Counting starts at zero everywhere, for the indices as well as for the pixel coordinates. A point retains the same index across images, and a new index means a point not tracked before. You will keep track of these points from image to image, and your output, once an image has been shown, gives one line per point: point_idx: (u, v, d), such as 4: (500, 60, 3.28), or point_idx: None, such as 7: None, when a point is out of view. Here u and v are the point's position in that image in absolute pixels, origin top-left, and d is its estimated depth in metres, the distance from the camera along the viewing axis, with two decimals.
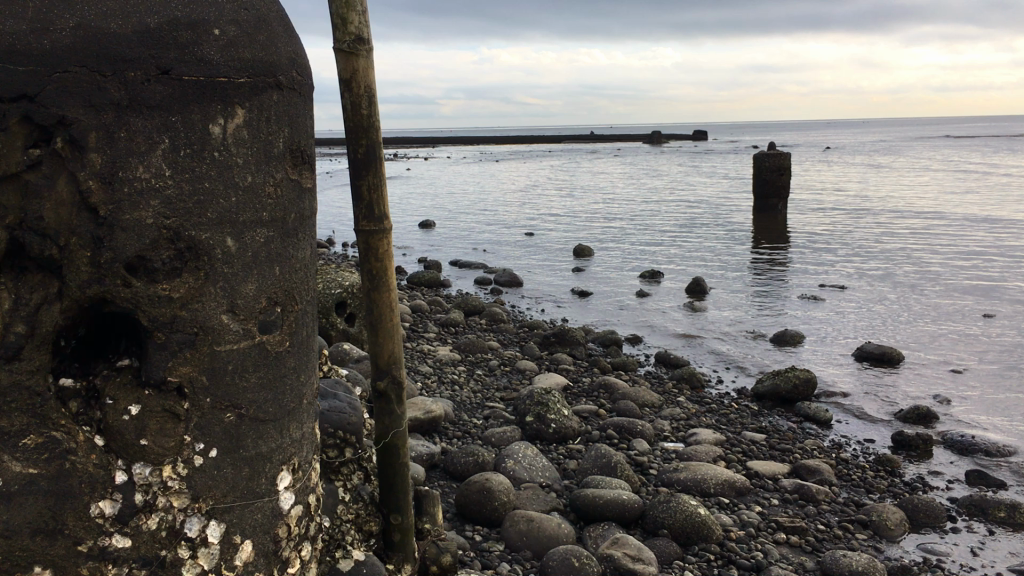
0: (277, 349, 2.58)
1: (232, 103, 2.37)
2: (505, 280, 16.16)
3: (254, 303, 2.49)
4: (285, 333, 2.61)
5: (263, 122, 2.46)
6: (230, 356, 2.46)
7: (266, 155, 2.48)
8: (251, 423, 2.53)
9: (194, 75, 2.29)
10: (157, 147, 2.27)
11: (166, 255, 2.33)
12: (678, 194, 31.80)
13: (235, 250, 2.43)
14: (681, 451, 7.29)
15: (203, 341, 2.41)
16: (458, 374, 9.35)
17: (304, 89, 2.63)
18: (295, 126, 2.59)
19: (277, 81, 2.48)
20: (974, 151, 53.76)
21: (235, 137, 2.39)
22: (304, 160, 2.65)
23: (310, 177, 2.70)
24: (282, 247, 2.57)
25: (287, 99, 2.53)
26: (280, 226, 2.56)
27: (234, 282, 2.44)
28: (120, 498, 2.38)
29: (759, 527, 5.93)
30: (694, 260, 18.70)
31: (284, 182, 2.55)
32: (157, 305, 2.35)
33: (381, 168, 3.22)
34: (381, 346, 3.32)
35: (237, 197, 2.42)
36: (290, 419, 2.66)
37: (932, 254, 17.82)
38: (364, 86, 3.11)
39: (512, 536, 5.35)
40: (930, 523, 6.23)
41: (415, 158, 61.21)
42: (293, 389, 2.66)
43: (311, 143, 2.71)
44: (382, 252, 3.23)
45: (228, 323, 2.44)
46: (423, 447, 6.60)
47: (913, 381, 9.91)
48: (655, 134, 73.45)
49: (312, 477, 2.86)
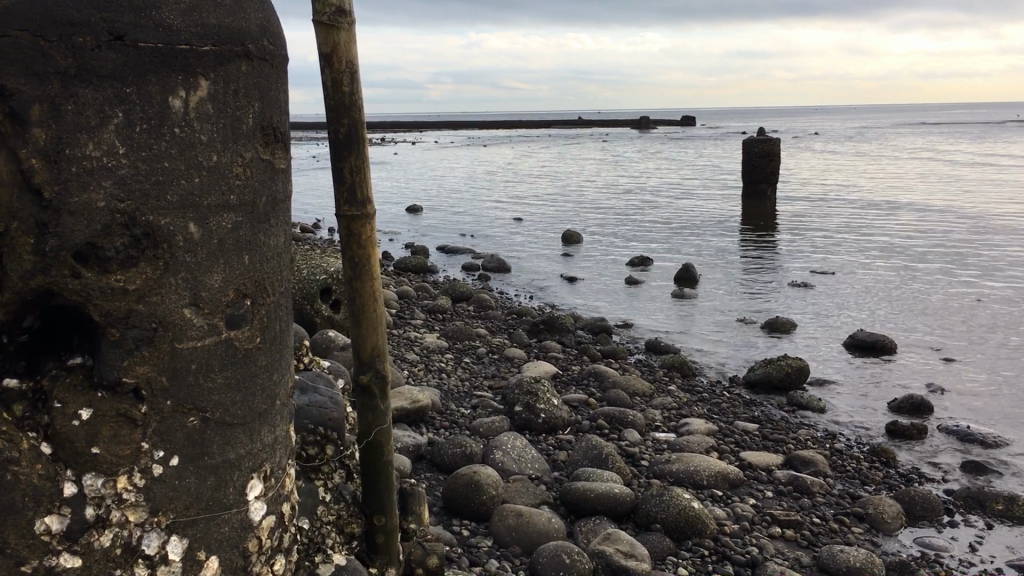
0: (247, 347, 2.40)
1: (194, 74, 2.17)
2: (493, 266, 16.00)
3: (220, 296, 2.31)
4: (255, 329, 2.42)
5: (229, 95, 2.26)
6: (193, 355, 2.28)
7: (234, 132, 2.29)
8: (216, 428, 2.35)
9: (152, 41, 2.10)
10: (109, 122, 2.08)
11: (120, 242, 2.13)
12: (666, 180, 31.67)
13: (198, 237, 2.24)
14: (672, 442, 7.14)
15: (163, 337, 2.22)
16: (445, 363, 9.18)
17: (277, 60, 2.44)
18: (268, 99, 2.40)
19: (245, 50, 2.28)
20: (962, 138, 53.77)
21: (198, 111, 2.20)
22: (276, 138, 2.45)
23: (284, 157, 2.50)
24: (252, 235, 2.39)
25: (256, 70, 2.33)
26: (250, 211, 2.37)
27: (198, 274, 2.26)
28: (69, 513, 2.19)
29: (753, 521, 5.78)
30: (683, 246, 18.58)
31: (255, 162, 2.36)
32: (109, 297, 2.15)
33: (364, 149, 3.03)
34: (364, 337, 3.13)
35: (200, 178, 2.23)
36: (260, 423, 2.48)
37: (922, 241, 17.74)
38: (346, 62, 2.90)
39: (500, 530, 5.20)
40: (927, 516, 6.11)
41: (401, 143, 60.87)
42: (264, 390, 2.48)
43: (284, 121, 2.51)
44: (364, 237, 3.04)
45: (191, 317, 2.26)
46: (409, 438, 6.44)
47: (906, 369, 9.80)
48: (643, 118, 73.20)
49: (286, 484, 2.67)
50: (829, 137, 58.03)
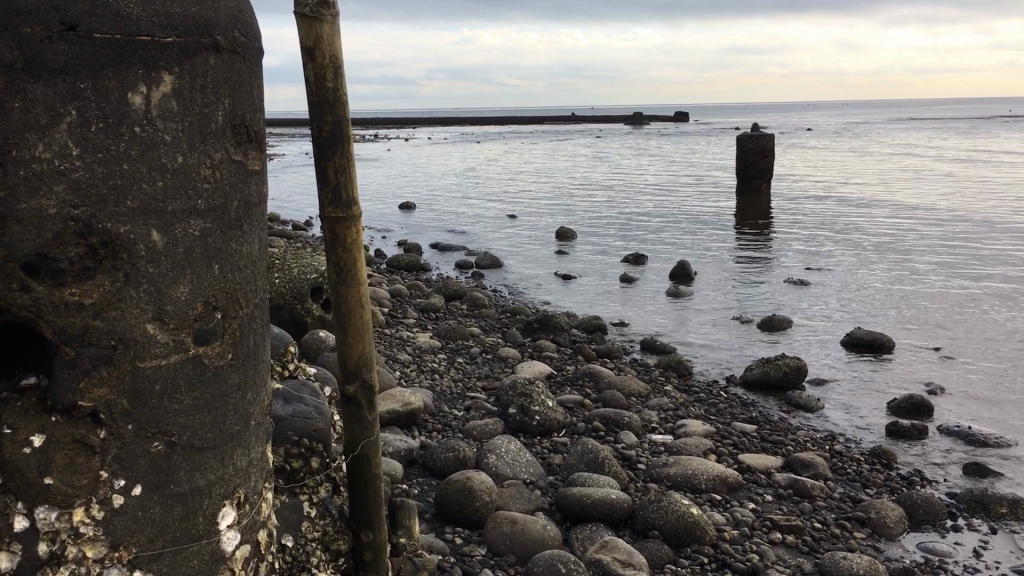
0: (217, 364, 2.26)
1: (157, 68, 2.02)
2: (486, 263, 15.86)
3: (187, 309, 2.16)
4: (226, 344, 2.28)
5: (196, 90, 2.11)
6: (157, 374, 2.13)
7: (202, 133, 2.14)
8: (184, 452, 2.20)
9: (109, 32, 1.95)
10: (62, 120, 1.93)
11: (74, 253, 1.99)
12: (660, 176, 31.54)
13: (162, 246, 2.09)
14: (669, 445, 7.01)
15: (123, 355, 2.08)
16: (437, 364, 9.03)
17: (251, 53, 2.29)
18: (240, 94, 2.25)
19: (214, 42, 2.14)
20: (955, 133, 53.73)
21: (160, 109, 2.05)
22: (249, 137, 2.31)
23: (257, 159, 2.36)
24: (224, 243, 2.24)
25: (227, 63, 2.19)
26: (220, 217, 2.22)
27: (163, 286, 2.11)
28: (20, 549, 2.10)
29: (753, 526, 5.66)
30: (678, 243, 18.46)
31: (224, 163, 2.21)
32: (63, 312, 2.01)
33: (349, 148, 2.88)
34: (350, 345, 2.98)
35: (164, 181, 2.08)
36: (233, 446, 2.33)
37: (917, 238, 17.65)
38: (329, 56, 2.75)
39: (494, 539, 5.07)
40: (929, 520, 5.99)
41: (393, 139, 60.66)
42: (237, 410, 2.33)
43: (258, 120, 2.36)
44: (350, 241, 2.89)
45: (155, 333, 2.11)
46: (400, 442, 6.30)
47: (905, 368, 9.68)
48: (637, 114, 73.09)
49: (263, 510, 2.53)
50: (823, 133, 57.96)
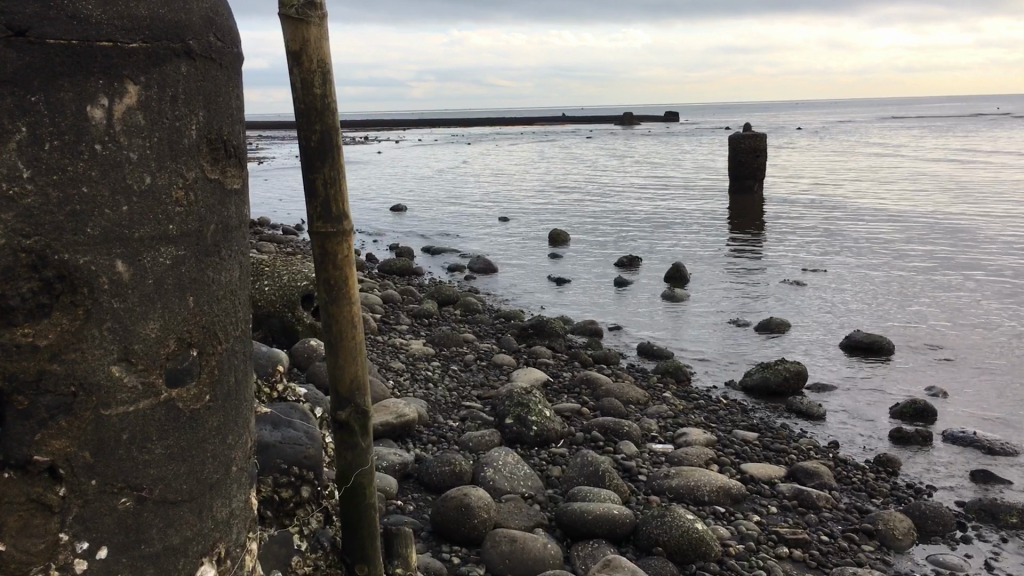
0: (193, 407, 2.07)
1: (121, 78, 1.84)
2: (479, 267, 15.69)
3: (157, 347, 1.97)
4: (203, 384, 2.10)
5: (166, 101, 1.94)
6: (124, 421, 1.93)
7: (172, 150, 1.96)
8: (156, 506, 2.01)
9: (63, 38, 1.76)
10: (10, 140, 1.73)
11: (26, 288, 1.80)
12: (652, 177, 31.43)
13: (128, 278, 1.90)
14: (670, 454, 6.84)
15: (84, 402, 1.87)
16: (431, 372, 8.86)
17: (227, 61, 2.12)
18: (215, 103, 2.08)
19: (185, 47, 1.96)
20: (945, 132, 53.85)
21: (124, 123, 1.86)
22: (227, 152, 2.14)
23: (237, 177, 2.19)
24: (198, 273, 2.06)
25: (200, 71, 2.01)
26: (195, 242, 2.04)
27: (130, 322, 1.92)
28: None
29: (759, 540, 5.50)
30: (671, 245, 18.32)
31: (199, 182, 2.04)
32: (16, 357, 1.81)
33: (339, 159, 2.70)
34: (342, 369, 2.78)
35: (131, 207, 1.89)
36: (210, 495, 2.14)
37: (912, 238, 17.56)
38: (318, 61, 2.58)
39: (494, 558, 4.90)
40: (938, 531, 5.84)
41: (384, 141, 60.57)
42: (216, 454, 2.15)
43: (235, 134, 2.19)
44: (341, 257, 2.71)
45: (122, 376, 1.91)
46: (395, 455, 6.13)
47: (906, 371, 9.54)
48: (627, 113, 73.10)
49: (245, 563, 2.34)
50: (814, 132, 58.07)
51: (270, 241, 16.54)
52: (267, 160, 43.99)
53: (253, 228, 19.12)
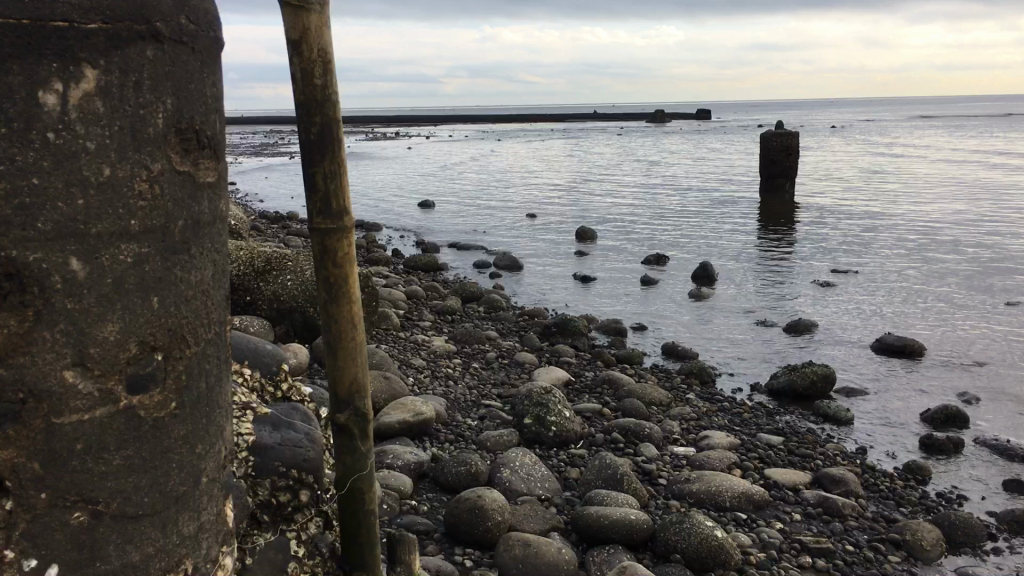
0: (157, 416, 1.91)
1: (79, 61, 1.70)
2: (505, 263, 15.57)
3: (117, 351, 1.83)
4: (170, 390, 1.94)
5: (129, 87, 1.79)
6: (75, 430, 1.78)
7: (136, 140, 1.82)
8: (113, 522, 1.86)
9: (11, 16, 1.62)
10: None
11: None
12: (681, 175, 31.20)
13: (83, 277, 1.76)
14: (692, 458, 6.71)
15: (33, 410, 1.73)
16: (452, 369, 8.79)
17: (200, 44, 1.96)
18: (185, 89, 1.92)
19: (151, 30, 1.81)
20: (981, 132, 53.14)
21: (81, 110, 1.72)
22: (200, 142, 1.98)
23: (212, 170, 2.03)
24: (164, 272, 1.90)
25: (169, 54, 1.86)
26: (160, 239, 1.88)
27: (86, 326, 1.77)
28: None
29: (782, 549, 5.36)
30: (700, 244, 18.13)
31: (166, 175, 1.88)
32: None
33: (340, 154, 2.59)
34: (341, 370, 2.66)
35: (87, 199, 1.75)
36: (177, 509, 1.99)
37: (946, 240, 17.25)
38: (317, 49, 2.46)
39: (506, 562, 4.80)
40: (968, 543, 5.66)
41: (414, 137, 60.73)
42: (183, 467, 1.99)
43: (210, 124, 2.03)
44: (341, 255, 2.59)
45: (75, 381, 1.77)
46: (410, 454, 6.06)
47: (938, 375, 9.32)
48: (659, 111, 72.77)
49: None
50: (850, 131, 57.51)
51: (297, 236, 16.61)
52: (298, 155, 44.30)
53: (281, 222, 19.20)
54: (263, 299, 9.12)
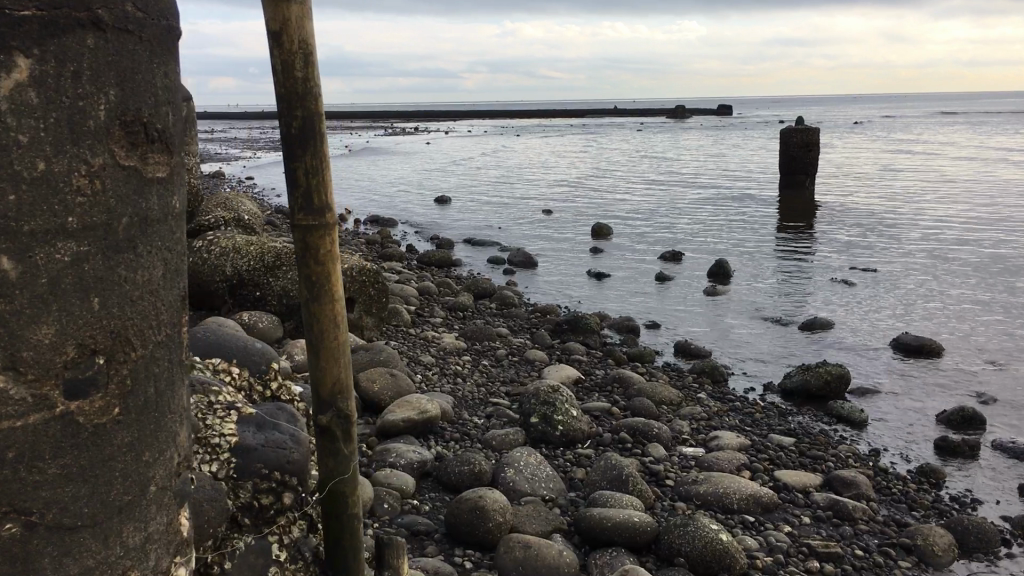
0: (98, 419, 1.73)
1: (9, 50, 1.55)
2: (519, 260, 15.49)
3: (51, 353, 1.66)
4: (114, 393, 1.77)
5: (65, 78, 1.64)
6: (7, 436, 1.60)
7: (75, 133, 1.66)
8: (48, 534, 1.67)
9: None
10: None
11: None
12: (700, 171, 31.03)
13: (15, 276, 1.59)
14: (701, 459, 6.61)
15: None
16: (461, 367, 8.72)
17: (150, 32, 1.81)
18: (132, 80, 1.77)
19: (92, 17, 1.66)
20: (1006, 130, 52.60)
21: (12, 101, 1.57)
22: (146, 138, 1.83)
23: (161, 167, 1.88)
24: (106, 271, 1.74)
25: (110, 43, 1.71)
26: (101, 235, 1.72)
27: (18, 329, 1.61)
28: None
29: (789, 553, 5.26)
30: (718, 241, 18.00)
31: (108, 169, 1.72)
32: None
33: (323, 150, 2.52)
34: (324, 371, 2.60)
35: (19, 194, 1.59)
36: (121, 518, 1.80)
37: (967, 238, 17.02)
38: (300, 40, 2.38)
39: (506, 564, 4.73)
40: (982, 548, 5.54)
41: (434, 132, 60.77)
42: (128, 475, 1.81)
43: (160, 117, 1.87)
44: (323, 253, 2.52)
45: (6, 385, 1.60)
46: (413, 453, 6.01)
47: (955, 375, 9.17)
48: (680, 106, 72.46)
49: None
50: (873, 127, 57.09)
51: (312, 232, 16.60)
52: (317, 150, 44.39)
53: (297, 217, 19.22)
54: (274, 294, 9.38)
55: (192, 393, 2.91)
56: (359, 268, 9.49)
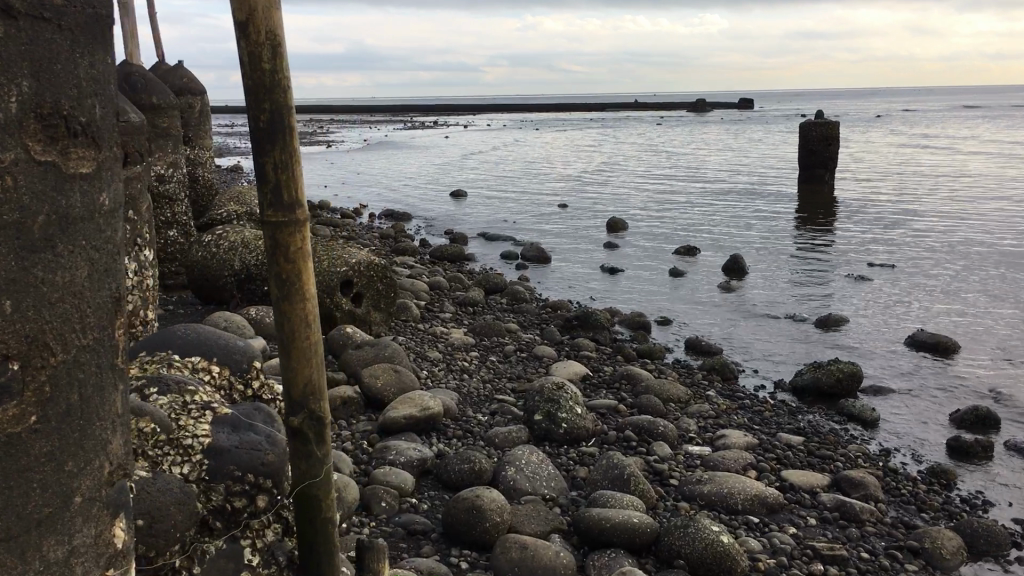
0: (12, 431, 1.54)
1: None
2: (532, 254, 15.41)
3: None
4: (31, 400, 1.57)
5: None
6: None
7: None
8: None
9: None
10: None
11: None
12: (718, 165, 30.85)
13: None
14: (707, 458, 6.51)
15: None
16: (468, 362, 8.66)
17: (71, 19, 1.62)
18: (47, 70, 1.59)
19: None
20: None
21: None
22: (71, 131, 1.64)
23: (87, 163, 1.68)
24: (20, 272, 1.55)
25: (23, 28, 1.52)
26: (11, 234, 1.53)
27: None
28: None
29: (793, 556, 5.15)
30: (733, 236, 17.86)
31: (21, 165, 1.54)
32: None
33: (292, 144, 2.43)
34: (295, 371, 2.52)
35: None
36: (41, 536, 1.61)
37: (988, 234, 16.79)
38: (266, 31, 2.29)
39: (501, 565, 4.66)
40: (992, 551, 5.41)
41: (453, 126, 60.80)
42: (48, 489, 1.61)
43: (85, 108, 1.68)
44: (294, 251, 2.44)
45: None
46: (414, 450, 5.94)
47: (970, 373, 9.03)
48: (700, 100, 72.07)
49: None
50: (895, 121, 56.65)
51: (324, 226, 16.58)
52: (335, 144, 44.45)
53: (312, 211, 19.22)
54: None
55: (167, 393, 2.85)
56: (367, 263, 9.49)
